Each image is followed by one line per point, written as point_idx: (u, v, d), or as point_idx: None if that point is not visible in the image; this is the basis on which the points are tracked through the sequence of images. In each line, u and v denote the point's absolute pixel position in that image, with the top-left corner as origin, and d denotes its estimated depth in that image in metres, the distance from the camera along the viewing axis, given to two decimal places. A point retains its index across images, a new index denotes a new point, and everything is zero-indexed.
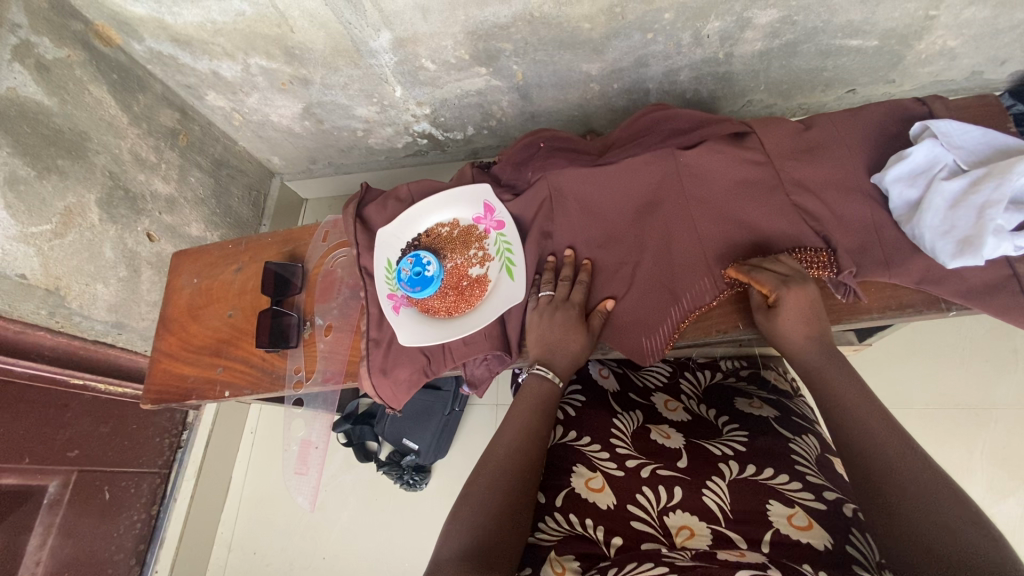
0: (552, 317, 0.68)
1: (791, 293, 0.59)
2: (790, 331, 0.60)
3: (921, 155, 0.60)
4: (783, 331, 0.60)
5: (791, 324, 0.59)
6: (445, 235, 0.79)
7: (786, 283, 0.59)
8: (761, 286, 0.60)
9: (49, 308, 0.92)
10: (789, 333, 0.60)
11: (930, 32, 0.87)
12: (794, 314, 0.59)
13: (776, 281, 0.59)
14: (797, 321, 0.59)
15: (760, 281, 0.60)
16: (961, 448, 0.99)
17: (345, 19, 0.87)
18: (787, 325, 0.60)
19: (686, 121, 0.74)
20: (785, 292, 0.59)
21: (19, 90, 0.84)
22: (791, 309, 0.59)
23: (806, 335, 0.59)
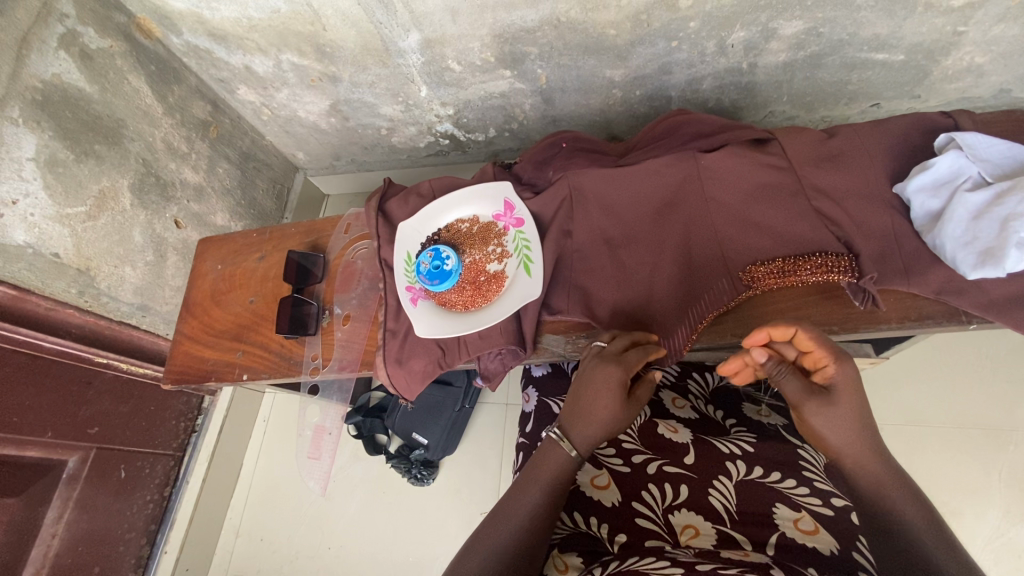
0: (592, 379, 0.61)
1: (848, 365, 0.53)
2: (841, 413, 0.52)
3: (945, 165, 0.60)
4: (832, 412, 0.52)
5: (845, 403, 0.52)
6: (465, 231, 0.80)
7: (843, 355, 0.53)
8: (815, 349, 0.53)
9: (79, 287, 0.95)
10: (841, 413, 0.52)
11: (958, 48, 0.87)
12: (848, 390, 0.52)
13: (834, 347, 0.53)
14: (850, 400, 0.52)
15: (818, 342, 0.53)
16: (979, 469, 0.97)
17: (376, 19, 0.90)
18: (841, 404, 0.52)
19: (709, 125, 0.75)
20: (838, 363, 0.53)
21: (63, 76, 0.87)
22: (844, 382, 0.52)
23: (857, 420, 0.52)
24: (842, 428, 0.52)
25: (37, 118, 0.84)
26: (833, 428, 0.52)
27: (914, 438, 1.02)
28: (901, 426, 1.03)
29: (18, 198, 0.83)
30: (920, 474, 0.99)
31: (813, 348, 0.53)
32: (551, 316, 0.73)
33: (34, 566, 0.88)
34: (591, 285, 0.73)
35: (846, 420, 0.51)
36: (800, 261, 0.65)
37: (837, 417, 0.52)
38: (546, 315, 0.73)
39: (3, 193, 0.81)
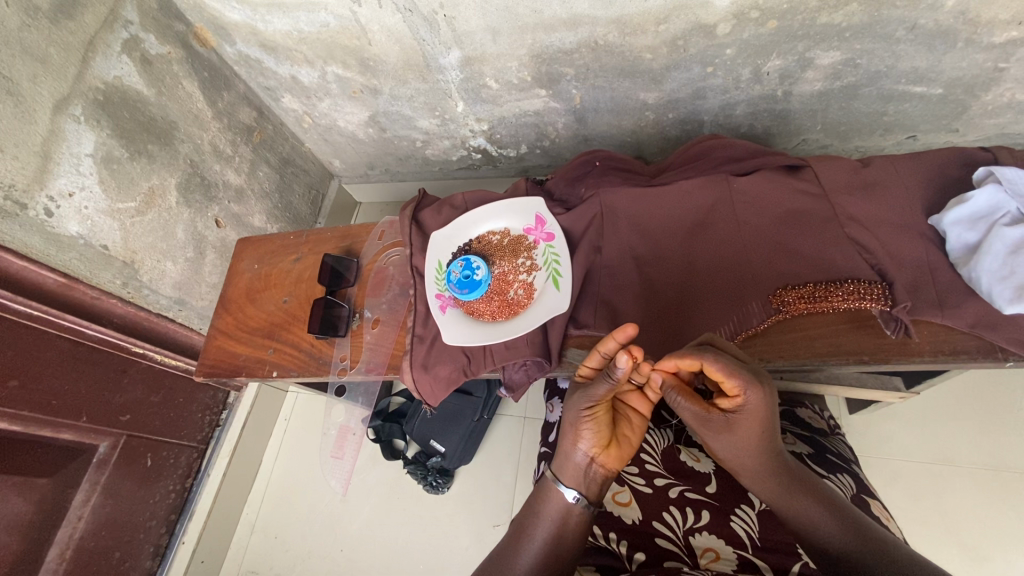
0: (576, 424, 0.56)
1: (754, 394, 0.51)
2: (740, 439, 0.55)
3: (983, 200, 0.60)
4: (733, 439, 0.55)
5: (744, 430, 0.54)
6: (495, 245, 0.82)
7: (753, 381, 0.51)
8: (723, 380, 0.51)
9: (124, 279, 0.99)
10: (739, 437, 0.55)
11: (998, 84, 0.86)
12: (751, 418, 0.53)
13: (744, 375, 0.51)
14: (750, 428, 0.54)
15: (726, 374, 0.51)
16: (1011, 515, 0.93)
17: (420, 36, 0.93)
18: (737, 432, 0.54)
19: (742, 150, 0.76)
20: (746, 393, 0.52)
21: (124, 79, 0.92)
22: (748, 411, 0.52)
23: (757, 443, 0.55)
24: (739, 449, 0.56)
25: (97, 117, 0.89)
26: (734, 450, 0.56)
27: (942, 477, 0.98)
28: (929, 464, 1.00)
29: (74, 191, 0.87)
30: (948, 516, 0.96)
31: (722, 380, 0.51)
32: (577, 330, 0.74)
33: (61, 546, 0.91)
34: (618, 300, 0.73)
35: (744, 445, 0.55)
36: (831, 286, 0.64)
37: (736, 443, 0.55)
38: (573, 329, 0.74)
39: (62, 186, 0.86)
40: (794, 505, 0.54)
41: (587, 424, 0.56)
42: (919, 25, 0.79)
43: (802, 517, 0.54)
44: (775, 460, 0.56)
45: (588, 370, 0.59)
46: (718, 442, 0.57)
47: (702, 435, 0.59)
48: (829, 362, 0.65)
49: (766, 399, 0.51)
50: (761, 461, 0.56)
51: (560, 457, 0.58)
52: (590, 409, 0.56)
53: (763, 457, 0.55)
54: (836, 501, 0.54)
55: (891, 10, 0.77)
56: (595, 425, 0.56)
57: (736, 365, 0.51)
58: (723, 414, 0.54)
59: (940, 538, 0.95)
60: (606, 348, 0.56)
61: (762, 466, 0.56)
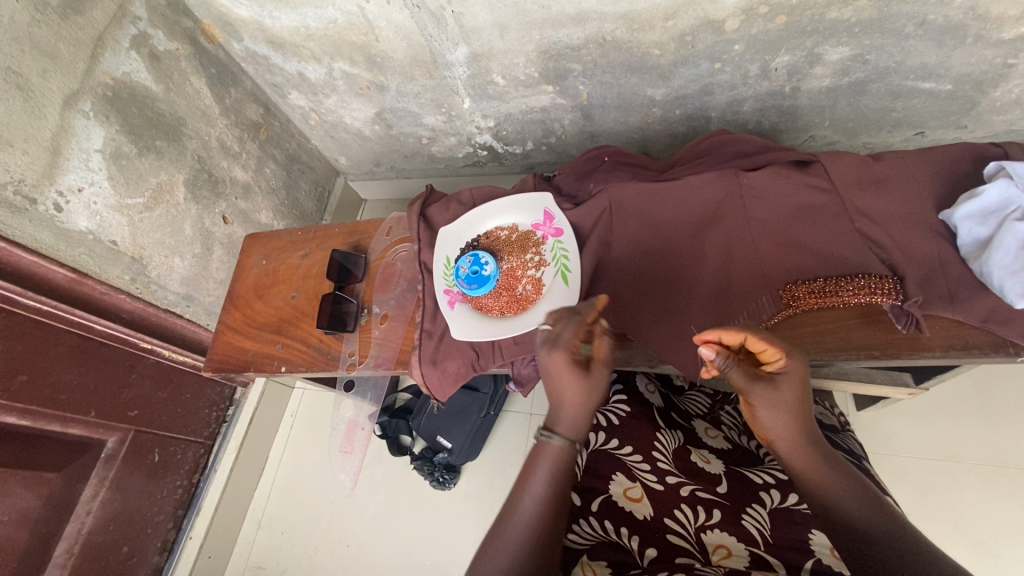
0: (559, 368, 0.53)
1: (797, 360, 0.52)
2: (785, 407, 0.52)
3: (994, 194, 0.60)
4: (776, 409, 0.52)
5: (788, 398, 0.52)
6: (503, 241, 0.82)
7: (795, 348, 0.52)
8: (765, 346, 0.52)
9: (132, 275, 0.99)
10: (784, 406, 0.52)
11: (1007, 80, 0.86)
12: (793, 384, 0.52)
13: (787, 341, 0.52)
14: (794, 395, 0.52)
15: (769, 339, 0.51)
16: (1018, 510, 0.93)
17: (427, 32, 0.93)
18: (782, 399, 0.52)
19: (750, 145, 0.76)
20: (786, 358, 0.52)
21: (132, 75, 0.92)
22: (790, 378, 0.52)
23: (800, 414, 0.53)
24: (781, 421, 0.53)
25: (106, 113, 0.89)
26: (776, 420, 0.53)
27: (951, 474, 0.98)
28: (937, 461, 1.00)
29: (84, 186, 0.88)
30: (956, 513, 0.96)
31: (763, 347, 0.52)
32: None
33: (70, 540, 0.92)
34: (627, 296, 0.73)
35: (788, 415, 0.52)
36: (842, 281, 0.65)
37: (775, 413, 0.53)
38: None
39: (71, 181, 0.86)
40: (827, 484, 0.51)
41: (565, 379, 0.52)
42: (929, 20, 0.78)
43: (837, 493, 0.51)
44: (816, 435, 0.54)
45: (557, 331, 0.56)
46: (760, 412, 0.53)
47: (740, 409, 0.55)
48: (839, 357, 0.65)
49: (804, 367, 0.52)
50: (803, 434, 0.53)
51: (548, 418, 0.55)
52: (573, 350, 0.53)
53: (805, 429, 0.53)
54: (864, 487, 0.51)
55: (900, 5, 0.77)
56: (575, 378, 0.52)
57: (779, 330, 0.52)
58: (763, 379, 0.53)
59: (945, 534, 0.95)
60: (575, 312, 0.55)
61: (804, 439, 0.53)
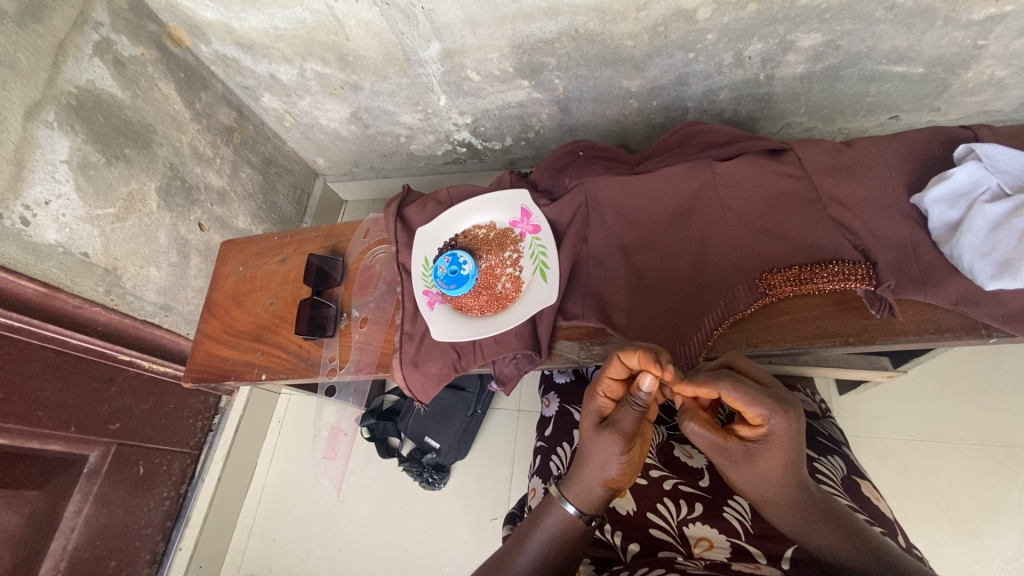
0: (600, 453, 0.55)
1: (779, 420, 0.49)
2: (759, 468, 0.52)
3: (963, 177, 0.60)
4: (750, 469, 0.52)
5: (764, 461, 0.51)
6: (648, 400, 0.53)
7: (777, 407, 0.49)
8: (744, 408, 0.49)
9: (106, 286, 0.97)
10: (761, 468, 0.52)
11: (978, 61, 0.87)
12: (777, 446, 0.50)
13: (768, 403, 0.49)
14: (770, 459, 0.50)
15: (747, 402, 0.49)
16: (999, 486, 0.95)
17: (398, 29, 0.92)
18: (758, 464, 0.51)
19: (723, 135, 0.76)
20: (771, 420, 0.49)
21: (97, 83, 0.90)
22: (776, 439, 0.50)
23: (777, 473, 0.51)
24: (768, 481, 0.52)
25: (71, 122, 0.87)
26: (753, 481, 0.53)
27: (934, 453, 1.00)
28: (920, 441, 1.01)
29: (51, 199, 0.86)
30: (939, 492, 0.97)
31: (742, 408, 0.49)
32: (566, 321, 0.73)
33: (55, 558, 0.91)
34: (606, 291, 0.73)
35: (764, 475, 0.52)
36: (815, 268, 0.65)
37: (758, 472, 0.52)
38: (562, 320, 0.74)
39: (37, 194, 0.84)
40: (820, 540, 0.52)
41: (619, 463, 0.55)
42: (898, 4, 0.78)
43: (825, 542, 0.52)
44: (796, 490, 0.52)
45: (607, 399, 0.57)
46: (734, 471, 0.54)
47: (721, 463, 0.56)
48: (815, 345, 0.65)
49: (793, 426, 0.49)
50: (787, 491, 0.52)
51: (578, 482, 0.57)
52: (625, 448, 0.54)
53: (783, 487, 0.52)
54: (849, 525, 0.52)
55: None
56: (629, 459, 0.55)
57: (758, 392, 0.49)
58: (744, 442, 0.52)
59: (929, 513, 0.97)
60: (621, 375, 0.55)
61: (789, 496, 0.53)
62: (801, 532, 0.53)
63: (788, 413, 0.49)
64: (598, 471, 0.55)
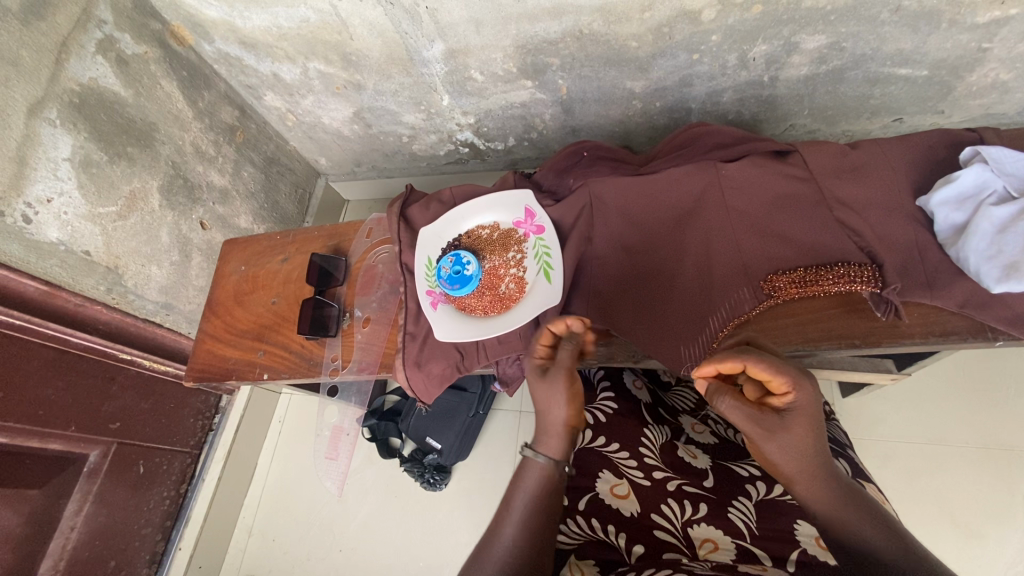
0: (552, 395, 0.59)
1: (803, 391, 0.50)
2: (795, 439, 0.51)
3: (969, 179, 0.60)
4: (785, 442, 0.51)
5: (799, 428, 0.51)
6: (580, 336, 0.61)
7: (801, 377, 0.50)
8: (770, 378, 0.50)
9: (108, 285, 0.97)
10: (790, 442, 0.51)
11: (982, 64, 0.86)
12: (803, 418, 0.50)
13: (797, 368, 0.50)
14: (804, 426, 0.50)
15: (772, 372, 0.50)
16: (1003, 490, 0.95)
17: (402, 29, 0.91)
18: (792, 435, 0.51)
19: (728, 136, 0.76)
20: (795, 391, 0.50)
21: (100, 80, 0.90)
22: (800, 411, 0.50)
23: (812, 442, 0.51)
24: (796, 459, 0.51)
25: (74, 121, 0.87)
26: (788, 457, 0.51)
27: (937, 456, 1.00)
28: (923, 444, 1.01)
29: (52, 197, 0.86)
30: (941, 495, 0.97)
31: (768, 378, 0.51)
32: None
33: (54, 557, 0.90)
34: (610, 292, 0.73)
35: (800, 447, 0.51)
36: (821, 270, 0.65)
37: (788, 447, 0.51)
38: None
39: (39, 192, 0.84)
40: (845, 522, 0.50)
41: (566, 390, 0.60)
42: (904, 7, 0.78)
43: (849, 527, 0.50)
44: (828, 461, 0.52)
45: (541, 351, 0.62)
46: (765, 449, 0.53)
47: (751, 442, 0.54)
48: (821, 347, 0.65)
49: (815, 398, 0.50)
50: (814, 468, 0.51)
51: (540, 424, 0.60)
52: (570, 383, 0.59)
53: (818, 457, 0.51)
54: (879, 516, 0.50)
55: None
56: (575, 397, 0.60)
57: (782, 362, 0.50)
58: (778, 412, 0.51)
59: (932, 516, 0.96)
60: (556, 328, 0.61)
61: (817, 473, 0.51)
62: (832, 512, 0.51)
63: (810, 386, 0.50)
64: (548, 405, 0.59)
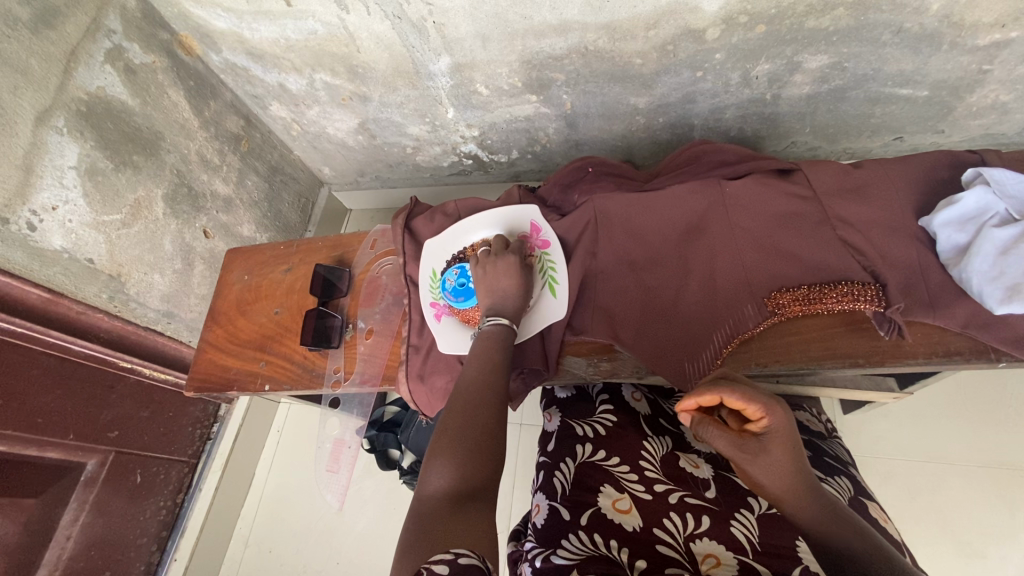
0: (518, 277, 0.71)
1: (776, 414, 0.53)
2: (775, 461, 0.53)
3: (972, 201, 0.61)
4: (766, 465, 0.54)
5: (777, 451, 0.53)
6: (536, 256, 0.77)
7: (772, 402, 0.53)
8: (744, 407, 0.52)
9: (109, 292, 0.97)
10: (771, 465, 0.53)
11: (982, 85, 0.88)
12: (779, 440, 0.53)
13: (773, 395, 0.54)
14: (782, 448, 0.53)
15: (745, 401, 0.52)
16: (1005, 510, 0.95)
17: (409, 42, 0.92)
18: (772, 460, 0.53)
19: (732, 154, 0.77)
20: (769, 415, 0.53)
21: (107, 89, 0.91)
22: (776, 432, 0.53)
23: (791, 464, 0.53)
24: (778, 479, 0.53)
25: (81, 129, 0.87)
26: (772, 479, 0.54)
27: (937, 475, 0.99)
28: (924, 463, 1.01)
29: (58, 204, 0.86)
30: (941, 514, 0.97)
31: (742, 407, 0.52)
32: (574, 336, 0.74)
33: (49, 567, 0.89)
34: (615, 307, 0.73)
35: (781, 469, 0.53)
36: (825, 288, 0.65)
37: (769, 470, 0.54)
38: (570, 336, 0.74)
39: (45, 199, 0.84)
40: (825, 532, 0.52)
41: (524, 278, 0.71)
42: (905, 28, 0.79)
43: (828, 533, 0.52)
44: (810, 479, 0.54)
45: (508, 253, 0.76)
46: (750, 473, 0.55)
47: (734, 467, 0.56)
48: (824, 365, 0.65)
49: (788, 420, 0.53)
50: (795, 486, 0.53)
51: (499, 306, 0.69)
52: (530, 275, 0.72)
53: (799, 476, 0.54)
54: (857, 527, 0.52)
55: (877, 14, 0.77)
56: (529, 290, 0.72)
57: (754, 390, 0.53)
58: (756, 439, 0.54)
59: (933, 535, 0.96)
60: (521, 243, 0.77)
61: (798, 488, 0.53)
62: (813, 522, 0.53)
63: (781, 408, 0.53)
64: (501, 290, 0.70)
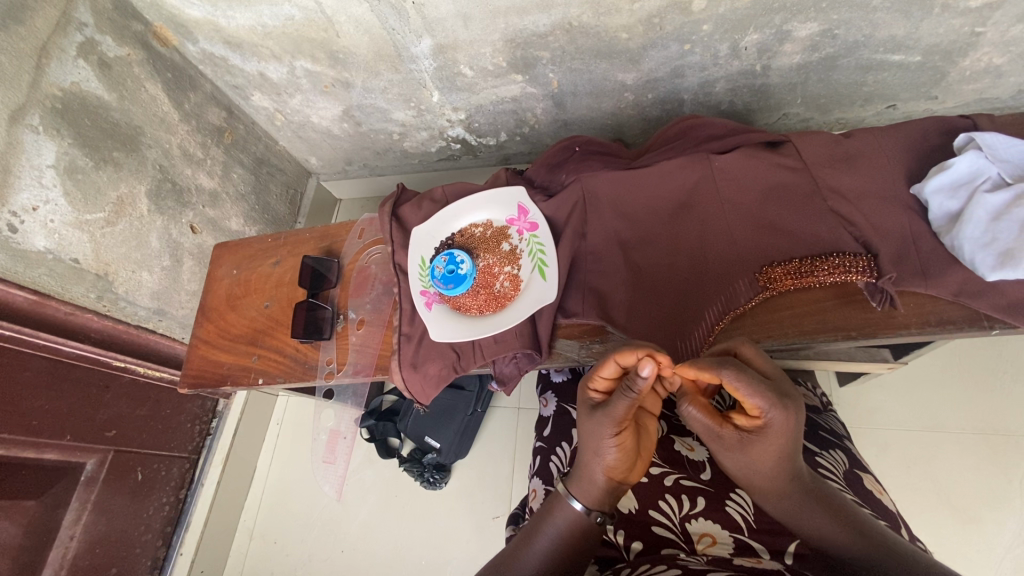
0: (601, 442, 0.54)
1: (778, 414, 0.47)
2: (762, 451, 0.49)
3: (964, 166, 0.60)
4: (753, 454, 0.50)
5: (768, 444, 0.49)
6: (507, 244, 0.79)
7: (777, 401, 0.47)
8: (744, 398, 0.47)
9: (98, 292, 0.96)
10: (756, 454, 0.50)
11: (976, 48, 0.86)
12: (774, 438, 0.48)
13: (767, 394, 0.46)
14: (775, 442, 0.49)
15: (748, 393, 0.46)
16: (1000, 475, 0.95)
17: (389, 26, 0.90)
18: (751, 451, 0.50)
19: (720, 128, 0.75)
20: (770, 413, 0.47)
21: (82, 85, 0.88)
22: (773, 429, 0.48)
23: (779, 456, 0.49)
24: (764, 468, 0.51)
25: (57, 126, 0.85)
26: (753, 464, 0.51)
27: (933, 445, 1.00)
28: (919, 432, 1.01)
29: (38, 205, 0.84)
30: (938, 482, 0.98)
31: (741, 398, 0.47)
32: (566, 319, 0.73)
33: (54, 567, 0.90)
34: (605, 286, 0.73)
35: (767, 459, 0.50)
36: (816, 262, 0.65)
37: (755, 460, 0.51)
38: (562, 318, 0.73)
39: (24, 200, 0.83)
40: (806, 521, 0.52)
41: (613, 448, 0.53)
42: None
43: (812, 525, 0.51)
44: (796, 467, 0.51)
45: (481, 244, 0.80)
46: (734, 456, 0.53)
47: (712, 452, 0.55)
48: (818, 338, 0.63)
49: (792, 419, 0.47)
50: (778, 480, 0.51)
51: (576, 475, 0.56)
52: (618, 429, 0.53)
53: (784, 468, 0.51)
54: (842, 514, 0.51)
55: None
56: (623, 445, 0.54)
57: (760, 384, 0.46)
58: (739, 431, 0.50)
59: (929, 503, 0.97)
60: (490, 234, 0.80)
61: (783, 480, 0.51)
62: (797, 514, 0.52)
63: (788, 405, 0.47)
64: (595, 463, 0.55)
